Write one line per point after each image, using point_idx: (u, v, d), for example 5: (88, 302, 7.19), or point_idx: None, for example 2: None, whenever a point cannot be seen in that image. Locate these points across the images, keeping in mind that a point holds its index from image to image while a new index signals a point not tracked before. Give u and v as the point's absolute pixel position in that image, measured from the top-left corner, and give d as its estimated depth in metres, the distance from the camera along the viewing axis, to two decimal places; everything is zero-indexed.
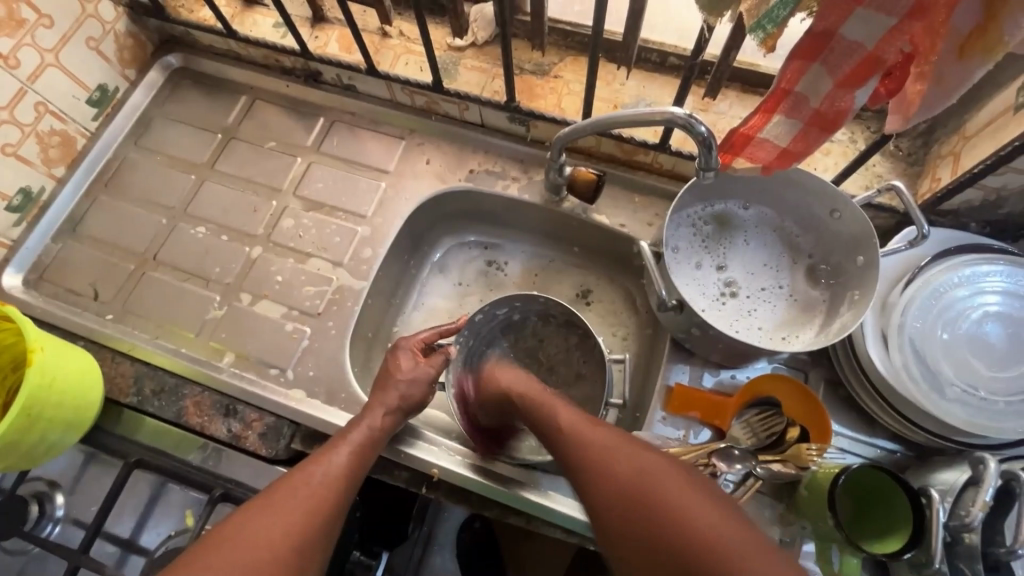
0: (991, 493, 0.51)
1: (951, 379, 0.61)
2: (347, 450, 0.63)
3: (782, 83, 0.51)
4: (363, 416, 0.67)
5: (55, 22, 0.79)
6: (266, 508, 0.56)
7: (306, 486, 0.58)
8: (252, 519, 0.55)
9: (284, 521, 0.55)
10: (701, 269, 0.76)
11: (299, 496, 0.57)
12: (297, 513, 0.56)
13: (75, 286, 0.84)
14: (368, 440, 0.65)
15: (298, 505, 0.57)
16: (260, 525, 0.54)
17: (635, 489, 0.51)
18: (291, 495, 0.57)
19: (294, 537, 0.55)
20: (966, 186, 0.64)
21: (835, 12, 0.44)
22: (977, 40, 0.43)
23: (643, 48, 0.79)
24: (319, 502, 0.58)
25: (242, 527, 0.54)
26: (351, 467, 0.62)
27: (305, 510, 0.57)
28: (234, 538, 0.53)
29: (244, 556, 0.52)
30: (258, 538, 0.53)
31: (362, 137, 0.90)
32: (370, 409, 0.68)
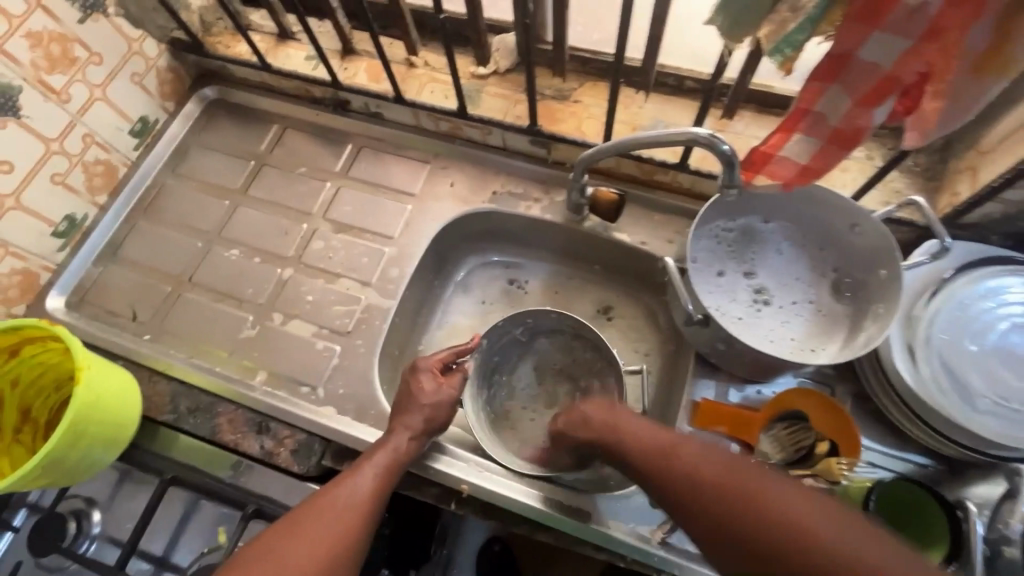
0: None
1: (981, 391, 0.61)
2: (368, 476, 0.64)
3: (801, 103, 0.53)
4: (389, 437, 0.68)
5: (104, 59, 0.84)
6: (285, 539, 0.57)
7: (322, 518, 0.59)
8: (269, 551, 0.56)
9: (298, 553, 0.56)
10: (727, 276, 0.78)
11: (317, 528, 0.58)
12: (312, 547, 0.57)
13: (114, 307, 0.87)
14: (391, 465, 0.66)
15: (314, 538, 0.58)
16: (277, 557, 0.56)
17: (680, 505, 0.53)
18: (312, 521, 0.59)
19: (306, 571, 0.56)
20: (985, 199, 0.65)
21: (851, 37, 0.46)
22: (990, 58, 0.45)
23: (660, 72, 0.82)
24: (335, 536, 0.59)
25: (260, 558, 0.56)
26: (372, 494, 0.63)
27: (319, 542, 0.58)
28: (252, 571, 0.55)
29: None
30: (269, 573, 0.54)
31: (389, 162, 0.94)
32: (391, 435, 0.68)
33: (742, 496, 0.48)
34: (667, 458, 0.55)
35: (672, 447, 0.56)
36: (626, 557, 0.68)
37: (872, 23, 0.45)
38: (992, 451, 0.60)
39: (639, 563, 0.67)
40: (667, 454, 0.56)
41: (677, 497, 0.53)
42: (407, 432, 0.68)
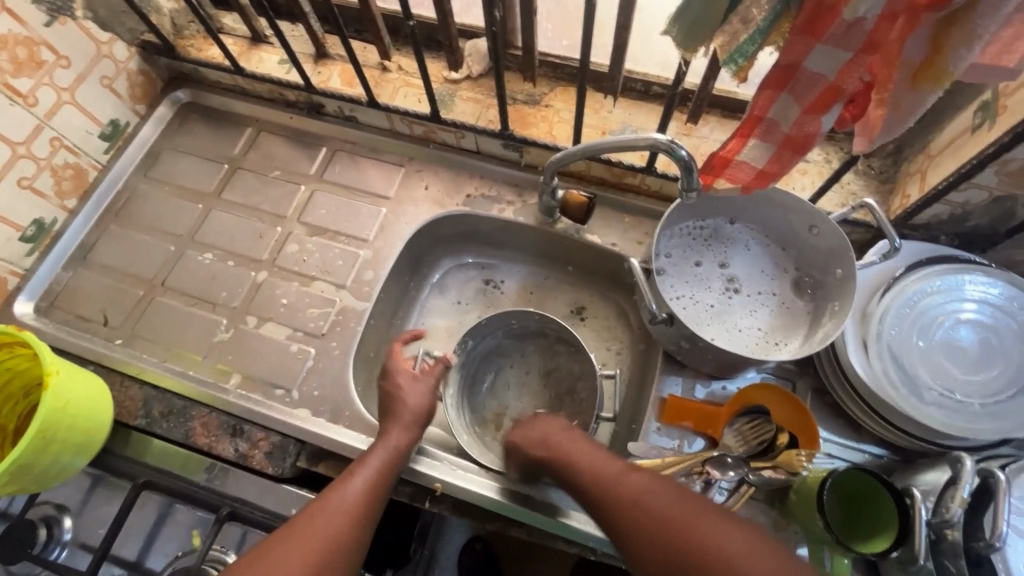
0: (969, 489, 0.54)
1: (928, 383, 0.64)
2: (366, 479, 0.64)
3: (755, 110, 0.55)
4: (385, 438, 0.68)
5: (72, 62, 0.83)
6: (285, 545, 0.56)
7: (323, 523, 0.59)
8: (269, 557, 0.55)
9: (300, 559, 0.56)
10: (703, 266, 0.80)
11: (317, 534, 0.58)
12: (313, 552, 0.57)
13: (85, 312, 0.86)
14: (387, 467, 0.66)
15: (316, 543, 0.57)
16: (276, 562, 0.55)
17: (623, 533, 0.56)
18: (304, 526, 0.58)
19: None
20: (933, 201, 0.68)
21: (797, 48, 0.48)
22: (926, 69, 0.47)
23: (628, 78, 0.84)
24: (335, 541, 0.58)
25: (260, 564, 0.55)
26: (370, 498, 0.62)
27: (320, 548, 0.57)
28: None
29: None
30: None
31: (364, 165, 0.95)
32: (385, 438, 0.68)
33: (685, 532, 0.52)
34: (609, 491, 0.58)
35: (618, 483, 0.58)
36: (597, 551, 0.69)
37: (814, 35, 0.47)
38: (937, 438, 0.64)
39: (612, 556, 0.69)
40: (611, 482, 0.59)
41: (622, 527, 0.56)
42: (402, 434, 0.69)
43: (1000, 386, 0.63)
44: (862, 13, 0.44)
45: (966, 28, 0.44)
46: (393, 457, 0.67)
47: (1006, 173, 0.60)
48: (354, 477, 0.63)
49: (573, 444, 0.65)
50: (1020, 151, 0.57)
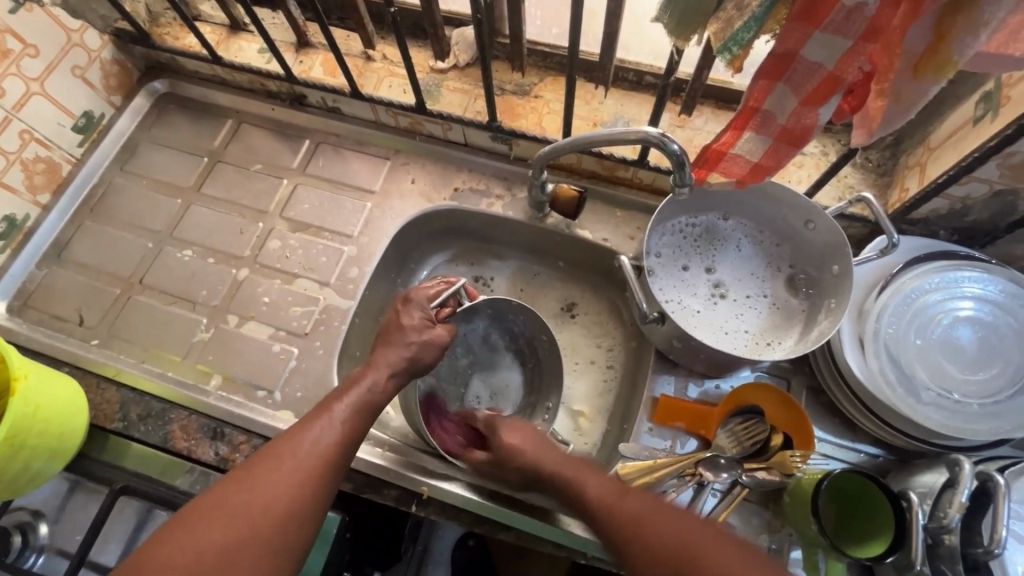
0: (967, 494, 0.53)
1: (926, 383, 0.62)
2: (332, 423, 0.59)
3: (750, 101, 0.53)
4: (360, 381, 0.64)
5: (41, 51, 0.80)
6: (234, 485, 0.52)
7: (275, 463, 0.54)
8: (213, 500, 0.51)
9: (244, 502, 0.51)
10: (689, 271, 0.78)
11: (267, 477, 0.53)
12: (262, 493, 0.52)
13: (60, 312, 0.83)
14: (358, 409, 0.61)
15: (266, 484, 0.53)
16: (220, 507, 0.51)
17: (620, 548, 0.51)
18: (270, 464, 0.54)
19: (248, 523, 0.50)
20: (932, 195, 0.66)
21: (794, 35, 0.46)
22: (929, 60, 0.45)
23: (620, 68, 0.82)
24: (296, 483, 0.53)
25: (203, 508, 0.51)
26: (335, 441, 0.58)
27: (270, 487, 0.52)
28: (194, 522, 0.50)
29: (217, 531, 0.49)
30: (207, 526, 0.49)
31: (348, 158, 0.92)
32: (356, 381, 0.63)
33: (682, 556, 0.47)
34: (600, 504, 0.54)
35: (616, 505, 0.53)
36: (588, 555, 0.68)
37: (812, 22, 0.45)
38: (935, 439, 0.62)
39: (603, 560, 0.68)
40: (609, 493, 0.54)
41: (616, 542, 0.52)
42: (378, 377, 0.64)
43: (999, 385, 0.61)
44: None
45: (973, 15, 0.41)
46: (366, 397, 0.62)
47: (1008, 166, 0.58)
48: (318, 422, 0.58)
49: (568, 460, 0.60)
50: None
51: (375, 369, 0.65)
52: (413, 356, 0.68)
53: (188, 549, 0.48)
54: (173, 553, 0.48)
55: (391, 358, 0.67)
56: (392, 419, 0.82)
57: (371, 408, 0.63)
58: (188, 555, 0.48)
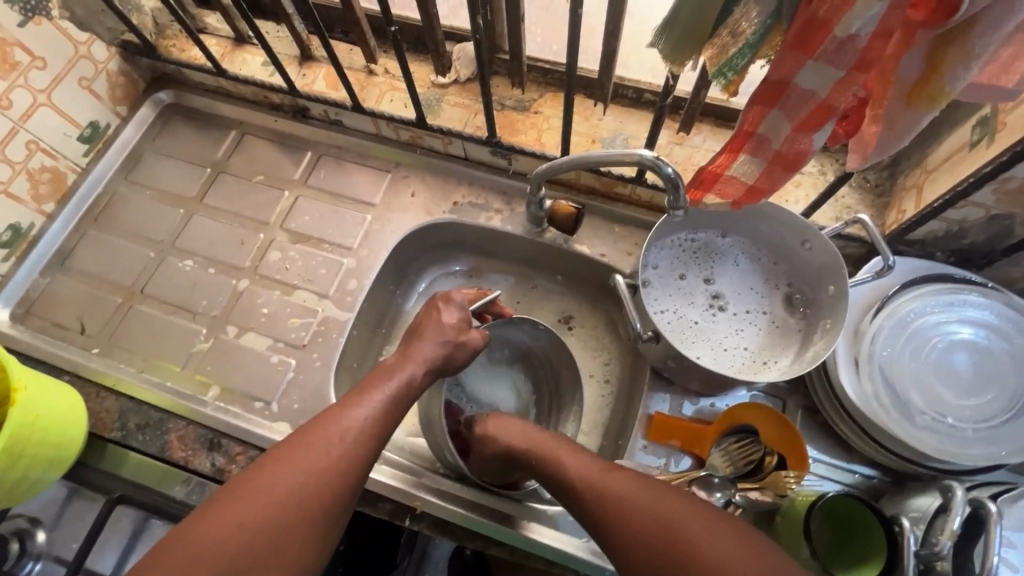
0: (959, 521, 0.52)
1: (920, 407, 0.62)
2: (373, 407, 0.60)
3: (745, 125, 0.54)
4: (396, 370, 0.65)
5: (48, 63, 0.81)
6: (280, 462, 0.53)
7: (320, 442, 0.55)
8: (261, 475, 0.53)
9: (290, 481, 0.52)
10: (688, 281, 0.78)
11: (311, 454, 0.54)
12: (307, 473, 0.53)
13: (62, 320, 0.84)
14: (391, 400, 0.62)
15: (311, 463, 0.54)
16: (268, 482, 0.52)
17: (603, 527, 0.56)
18: (310, 446, 0.55)
19: (297, 501, 0.52)
20: (930, 218, 0.66)
21: (787, 65, 0.46)
22: (921, 89, 0.45)
23: (619, 85, 0.82)
24: (338, 469, 0.55)
25: (252, 481, 0.52)
26: (374, 425, 0.59)
27: (316, 466, 0.54)
28: (246, 495, 0.51)
29: (268, 512, 0.51)
30: (262, 498, 0.51)
31: (350, 170, 0.93)
32: (394, 372, 0.64)
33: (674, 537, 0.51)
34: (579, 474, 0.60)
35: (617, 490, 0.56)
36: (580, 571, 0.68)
37: (806, 52, 0.44)
38: (930, 463, 0.62)
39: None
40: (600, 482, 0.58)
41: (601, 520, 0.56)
42: (415, 370, 0.65)
43: (993, 410, 0.61)
44: (854, 31, 0.42)
45: (965, 48, 0.41)
46: (401, 391, 0.63)
47: (1004, 191, 0.59)
48: (360, 405, 0.59)
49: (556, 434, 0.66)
50: (1018, 170, 0.55)
51: (412, 362, 0.66)
52: (447, 354, 0.70)
53: (241, 520, 0.50)
54: (231, 522, 0.50)
55: (395, 359, 0.67)
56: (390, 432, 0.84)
57: (404, 401, 0.63)
58: (243, 524, 0.50)
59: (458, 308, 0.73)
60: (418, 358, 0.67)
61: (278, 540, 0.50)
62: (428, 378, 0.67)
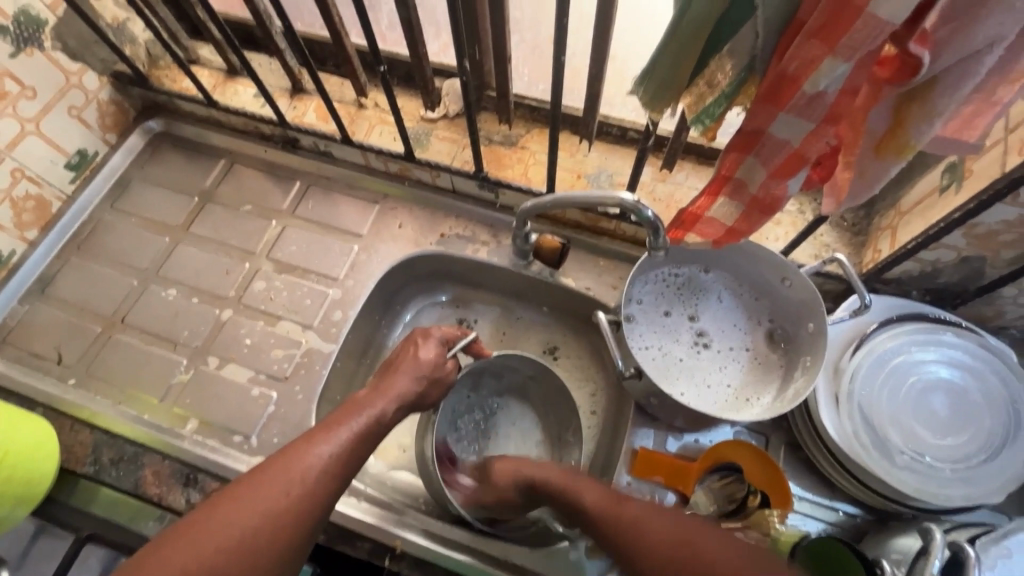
0: (937, 564, 0.52)
1: (898, 446, 0.63)
2: (339, 443, 0.59)
3: (723, 170, 0.55)
4: (368, 405, 0.64)
5: (38, 93, 0.82)
6: (236, 502, 0.52)
7: (280, 483, 0.54)
8: (217, 516, 0.51)
9: (246, 522, 0.51)
10: (672, 317, 0.79)
11: (270, 495, 0.53)
12: (266, 514, 0.52)
13: (38, 349, 0.82)
14: (359, 436, 0.61)
15: (268, 504, 0.53)
16: (224, 526, 0.51)
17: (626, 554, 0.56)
18: (266, 488, 0.53)
19: (252, 544, 0.51)
20: (904, 258, 0.68)
21: (761, 115, 0.47)
22: (888, 141, 0.47)
23: (604, 123, 0.84)
24: (295, 510, 0.53)
25: (205, 521, 0.51)
26: (337, 465, 0.57)
27: (274, 507, 0.53)
28: (198, 535, 0.50)
29: (222, 557, 0.49)
30: (215, 540, 0.50)
31: (337, 200, 0.93)
32: (363, 408, 0.64)
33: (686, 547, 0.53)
34: (630, 523, 0.58)
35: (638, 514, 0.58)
36: None
37: (777, 104, 0.46)
38: (911, 502, 0.62)
39: None
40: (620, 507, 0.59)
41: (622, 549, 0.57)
42: (386, 407, 0.65)
43: (971, 450, 0.62)
44: (823, 88, 0.42)
45: (926, 106, 0.43)
46: (368, 427, 0.63)
47: (974, 236, 0.61)
48: (325, 441, 0.58)
49: (583, 480, 0.64)
50: (986, 217, 0.58)
51: (383, 398, 0.66)
52: (423, 387, 0.70)
53: (193, 562, 0.48)
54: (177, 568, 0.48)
55: (367, 392, 0.67)
56: (370, 465, 0.83)
57: (371, 437, 0.63)
58: (195, 567, 0.48)
59: (437, 344, 0.73)
60: (389, 395, 0.67)
61: None
62: (401, 413, 0.67)
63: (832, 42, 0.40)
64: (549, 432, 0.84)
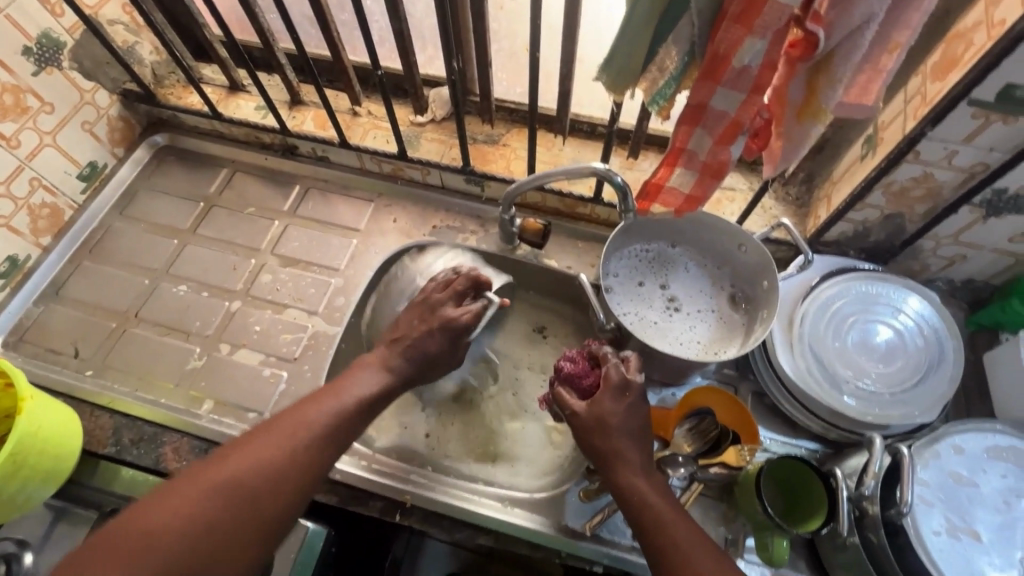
0: (878, 464, 0.61)
1: (845, 377, 0.72)
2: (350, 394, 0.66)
3: (676, 143, 0.65)
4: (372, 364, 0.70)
5: (56, 108, 0.88)
6: (256, 437, 0.59)
7: (287, 437, 0.59)
8: (239, 447, 0.58)
9: (262, 453, 0.57)
10: (645, 286, 0.88)
11: (285, 431, 0.59)
12: (282, 442, 0.58)
13: (55, 346, 0.87)
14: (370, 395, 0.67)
15: (282, 440, 0.59)
16: (242, 458, 0.57)
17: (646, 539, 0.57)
18: (283, 428, 0.60)
19: (265, 471, 0.56)
20: (837, 219, 0.78)
21: (702, 92, 0.57)
22: (806, 108, 0.57)
23: (575, 120, 0.95)
24: (306, 446, 0.59)
25: (228, 454, 0.57)
26: (348, 408, 0.64)
27: (286, 442, 0.59)
28: (221, 463, 0.56)
29: (237, 482, 0.55)
30: (234, 467, 0.56)
31: (335, 200, 1.01)
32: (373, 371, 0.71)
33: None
34: (655, 519, 0.57)
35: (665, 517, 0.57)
36: (563, 554, 0.72)
37: (714, 80, 0.56)
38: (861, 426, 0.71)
39: (576, 557, 0.72)
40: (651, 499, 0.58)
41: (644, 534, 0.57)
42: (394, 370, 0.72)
43: (906, 376, 0.72)
44: (747, 62, 0.53)
45: (830, 75, 0.54)
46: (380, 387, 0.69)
47: (891, 193, 0.72)
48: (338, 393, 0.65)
49: (629, 459, 0.61)
50: (898, 174, 0.69)
51: None
52: None
53: (214, 483, 0.54)
54: (180, 506, 0.52)
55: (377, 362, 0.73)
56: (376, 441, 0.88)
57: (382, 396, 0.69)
58: (215, 488, 0.54)
59: None
60: None
61: (245, 503, 0.54)
62: None
63: (749, 23, 0.50)
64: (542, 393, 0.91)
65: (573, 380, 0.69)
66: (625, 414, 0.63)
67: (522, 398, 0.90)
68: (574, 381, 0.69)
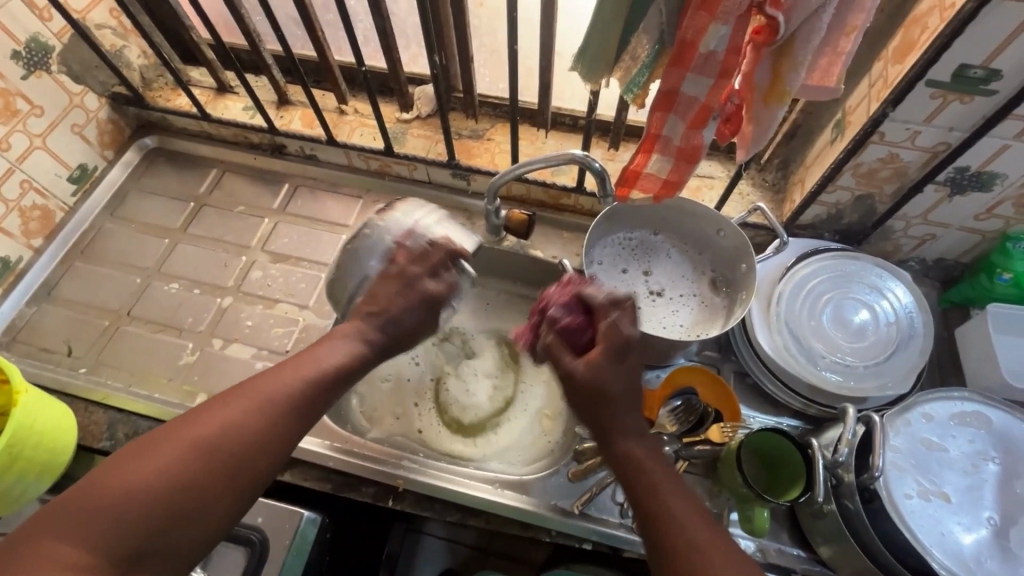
0: (852, 431, 0.63)
1: (821, 352, 0.75)
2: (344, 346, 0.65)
3: (651, 129, 0.67)
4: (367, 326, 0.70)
5: (45, 111, 0.89)
6: (245, 386, 0.58)
7: (269, 396, 0.57)
8: (226, 394, 0.57)
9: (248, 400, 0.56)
10: (629, 273, 0.90)
11: (273, 381, 0.58)
12: (268, 390, 0.57)
13: (48, 345, 0.88)
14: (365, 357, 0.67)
15: (270, 388, 0.58)
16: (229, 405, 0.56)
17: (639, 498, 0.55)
18: (271, 377, 0.59)
19: (251, 417, 0.55)
20: (811, 202, 0.81)
21: (672, 78, 0.60)
22: (771, 92, 0.60)
23: (557, 114, 0.97)
24: (293, 396, 0.58)
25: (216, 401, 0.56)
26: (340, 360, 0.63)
27: (274, 390, 0.58)
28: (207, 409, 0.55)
29: (222, 426, 0.54)
30: (219, 414, 0.55)
31: (324, 198, 1.03)
32: None
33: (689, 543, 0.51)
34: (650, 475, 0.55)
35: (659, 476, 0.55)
36: (551, 532, 0.75)
37: (683, 66, 0.58)
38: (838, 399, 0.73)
39: (564, 535, 0.74)
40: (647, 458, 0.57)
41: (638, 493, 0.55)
42: None
43: (879, 350, 0.74)
44: (713, 47, 0.56)
45: (793, 58, 0.56)
46: None
47: (859, 175, 0.75)
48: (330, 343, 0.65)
49: (629, 416, 0.59)
50: (865, 156, 0.72)
51: None
52: None
53: (198, 428, 0.53)
54: (159, 466, 0.50)
55: None
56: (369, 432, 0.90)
57: None
58: (200, 433, 0.53)
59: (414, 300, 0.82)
60: None
61: (227, 450, 0.53)
62: None
63: (713, 10, 0.53)
64: (528, 380, 0.93)
65: (570, 335, 0.65)
66: (626, 374, 0.60)
67: (509, 385, 0.92)
68: (568, 334, 0.65)
